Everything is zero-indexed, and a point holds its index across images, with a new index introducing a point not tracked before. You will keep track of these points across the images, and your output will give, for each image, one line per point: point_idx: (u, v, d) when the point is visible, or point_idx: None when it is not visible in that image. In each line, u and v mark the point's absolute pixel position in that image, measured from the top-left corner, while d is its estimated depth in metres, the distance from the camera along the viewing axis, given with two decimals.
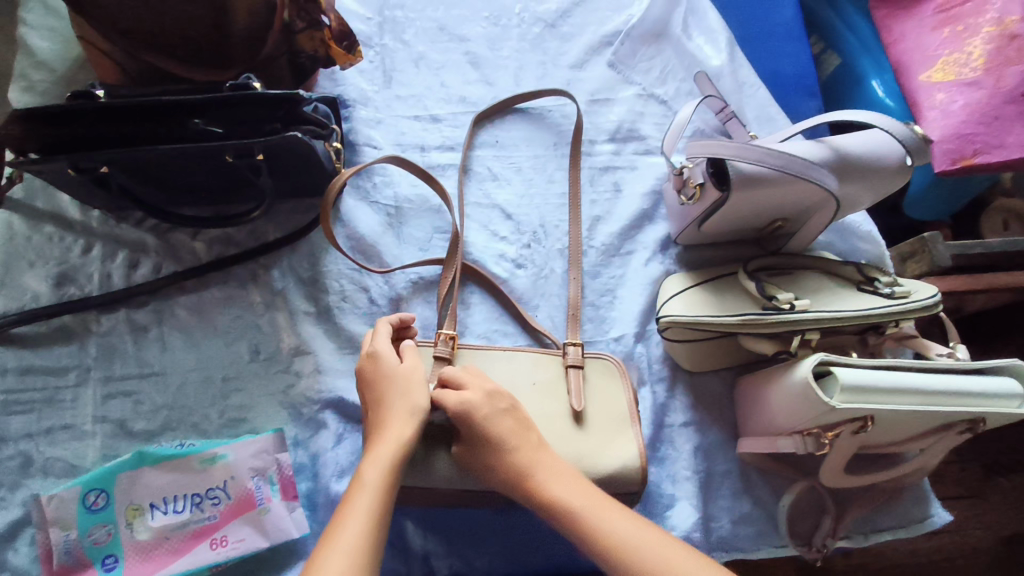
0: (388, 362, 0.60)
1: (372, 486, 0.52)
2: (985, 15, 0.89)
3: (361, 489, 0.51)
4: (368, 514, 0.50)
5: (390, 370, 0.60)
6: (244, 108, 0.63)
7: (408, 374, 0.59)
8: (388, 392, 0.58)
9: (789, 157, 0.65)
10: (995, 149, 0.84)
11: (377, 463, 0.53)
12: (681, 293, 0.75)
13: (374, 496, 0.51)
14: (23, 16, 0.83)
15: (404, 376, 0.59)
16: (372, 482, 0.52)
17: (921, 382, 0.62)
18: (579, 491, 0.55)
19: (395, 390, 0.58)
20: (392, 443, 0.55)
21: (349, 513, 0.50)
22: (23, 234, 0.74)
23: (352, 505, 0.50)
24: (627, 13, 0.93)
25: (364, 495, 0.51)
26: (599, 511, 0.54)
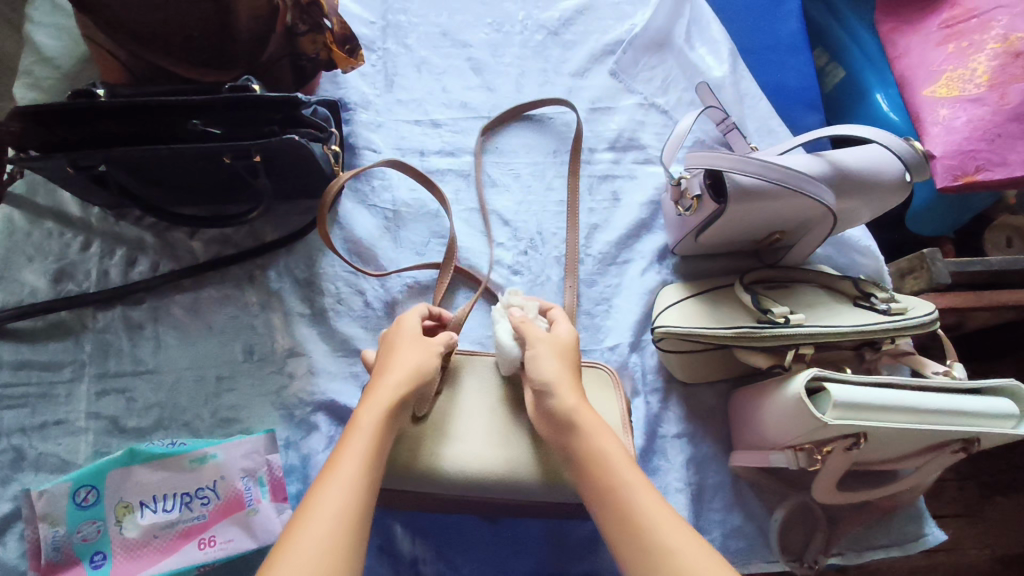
0: (409, 329, 0.61)
1: (370, 428, 0.51)
2: (990, 31, 0.89)
3: (357, 430, 0.51)
4: (364, 452, 0.49)
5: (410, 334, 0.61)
6: (243, 109, 0.63)
7: (424, 341, 0.60)
8: (400, 351, 0.59)
9: (787, 170, 0.65)
10: (997, 165, 0.84)
11: (379, 407, 0.53)
12: (677, 304, 0.75)
13: (369, 437, 0.50)
14: (30, 14, 0.84)
15: (422, 342, 0.60)
16: (368, 423, 0.52)
17: (914, 399, 0.61)
18: (594, 437, 0.53)
19: (409, 346, 0.59)
20: (394, 387, 0.55)
21: (344, 448, 0.49)
22: (23, 230, 0.75)
23: (348, 443, 0.50)
24: (630, 22, 0.93)
25: (359, 435, 0.50)
26: (609, 459, 0.51)
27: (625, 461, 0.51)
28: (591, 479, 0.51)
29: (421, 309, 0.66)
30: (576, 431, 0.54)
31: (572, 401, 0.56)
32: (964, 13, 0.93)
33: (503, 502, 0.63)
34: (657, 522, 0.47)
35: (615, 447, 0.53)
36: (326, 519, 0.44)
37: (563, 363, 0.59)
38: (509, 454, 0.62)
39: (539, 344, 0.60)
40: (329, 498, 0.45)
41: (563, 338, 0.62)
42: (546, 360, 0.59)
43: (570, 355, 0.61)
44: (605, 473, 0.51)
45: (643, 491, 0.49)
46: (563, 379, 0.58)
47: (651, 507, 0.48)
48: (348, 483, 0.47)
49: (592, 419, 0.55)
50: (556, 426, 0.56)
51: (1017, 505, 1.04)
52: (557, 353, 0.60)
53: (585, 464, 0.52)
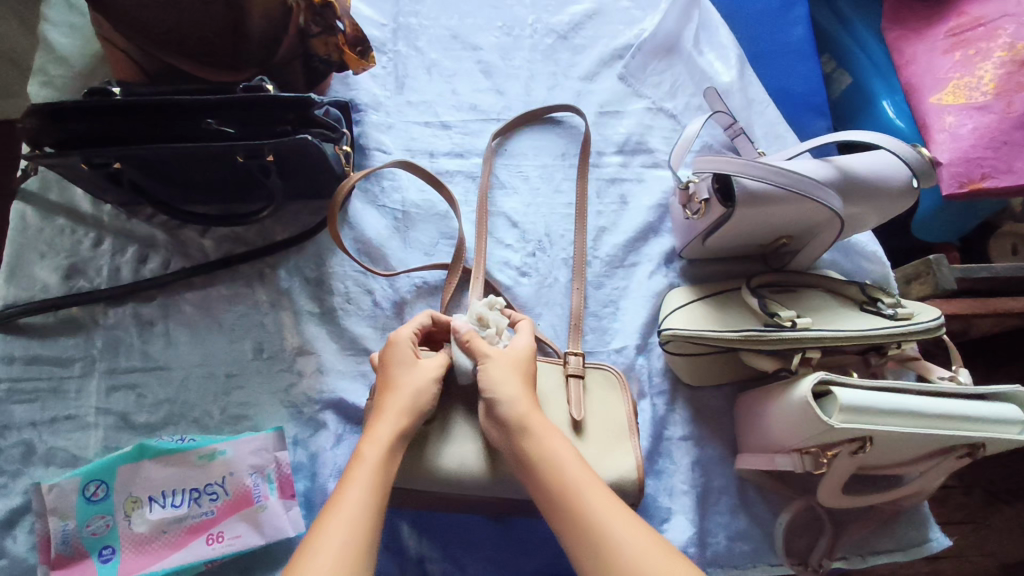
0: (403, 348, 0.61)
1: (372, 461, 0.53)
2: (997, 39, 0.90)
3: (361, 463, 0.53)
4: (368, 487, 0.51)
5: (406, 356, 0.61)
6: (256, 109, 0.63)
7: (424, 362, 0.61)
8: (396, 375, 0.60)
9: (796, 175, 0.65)
10: (1004, 173, 0.85)
11: (376, 441, 0.55)
12: (683, 307, 0.75)
13: (374, 471, 0.52)
14: (44, 12, 0.85)
15: (416, 364, 0.61)
16: (371, 457, 0.53)
17: (922, 404, 0.62)
18: (546, 442, 0.55)
19: (407, 370, 0.60)
20: (395, 419, 0.57)
21: (347, 484, 0.51)
22: (35, 226, 0.75)
23: (351, 477, 0.52)
24: (639, 27, 0.94)
25: (361, 470, 0.52)
26: (559, 462, 0.54)
27: (574, 463, 0.54)
28: (543, 482, 0.54)
29: (423, 315, 0.66)
30: (529, 438, 0.56)
31: (521, 409, 0.58)
32: (970, 22, 0.94)
33: (514, 501, 0.63)
34: (608, 518, 0.50)
35: (564, 449, 0.55)
36: (331, 552, 0.46)
37: (516, 376, 0.60)
38: None
39: (489, 360, 0.61)
40: (333, 531, 0.47)
41: (518, 351, 0.63)
42: (495, 372, 0.60)
43: (524, 367, 0.62)
44: (557, 476, 0.53)
45: (592, 490, 0.52)
46: (522, 399, 0.58)
47: (601, 504, 0.51)
48: (351, 515, 0.48)
49: (545, 425, 0.57)
50: (510, 434, 0.57)
51: (1021, 512, 1.04)
52: (509, 365, 0.61)
53: (537, 470, 0.54)
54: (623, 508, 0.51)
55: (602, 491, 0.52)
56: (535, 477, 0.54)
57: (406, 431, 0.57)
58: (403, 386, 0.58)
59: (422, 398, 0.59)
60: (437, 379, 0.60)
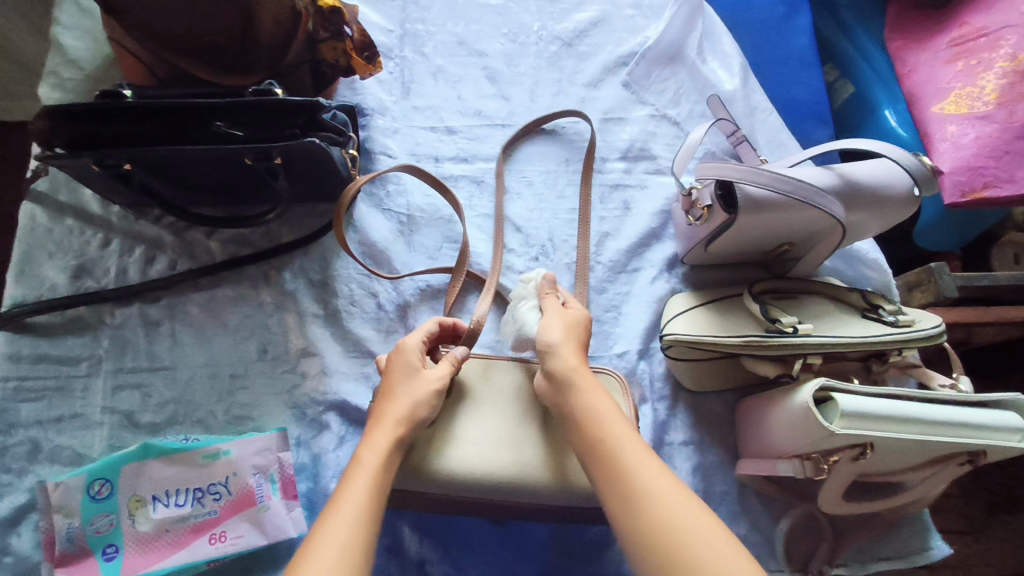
0: (409, 355, 0.62)
1: (372, 464, 0.53)
2: (999, 50, 0.90)
3: (359, 469, 0.53)
4: (368, 486, 0.52)
5: (411, 363, 0.61)
6: (264, 113, 0.64)
7: (425, 371, 0.61)
8: (396, 384, 0.60)
9: (799, 183, 0.66)
10: (1006, 182, 0.85)
11: (375, 446, 0.55)
12: (685, 313, 0.76)
13: (370, 475, 0.53)
14: (57, 16, 0.86)
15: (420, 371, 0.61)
16: (370, 461, 0.54)
17: (922, 411, 0.62)
18: (585, 391, 0.58)
19: (407, 380, 0.60)
20: (393, 428, 0.57)
21: (348, 486, 0.52)
22: (44, 226, 0.76)
23: (351, 480, 0.52)
24: (643, 35, 0.95)
25: (360, 474, 0.53)
26: (596, 411, 0.56)
27: (609, 411, 0.56)
28: (579, 427, 0.56)
29: (432, 323, 0.66)
30: (569, 387, 0.58)
31: (571, 361, 0.60)
32: (972, 32, 0.94)
33: (513, 506, 0.63)
34: (637, 464, 0.52)
35: (601, 398, 0.57)
36: (332, 548, 0.46)
37: (568, 330, 0.63)
38: (521, 456, 0.62)
39: (550, 312, 0.65)
40: (334, 528, 0.48)
41: (575, 314, 0.65)
42: (552, 325, 0.63)
43: (581, 329, 0.64)
44: (593, 423, 0.55)
45: (624, 436, 0.54)
46: (569, 351, 0.61)
47: (630, 448, 0.53)
48: (352, 514, 0.49)
49: (585, 376, 0.59)
50: (555, 383, 0.59)
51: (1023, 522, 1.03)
52: (565, 323, 0.64)
53: (576, 415, 0.57)
54: (650, 454, 0.53)
55: (634, 437, 0.55)
56: (574, 423, 0.57)
57: (408, 434, 0.57)
58: (401, 397, 0.58)
59: (423, 404, 0.59)
60: (438, 390, 0.60)
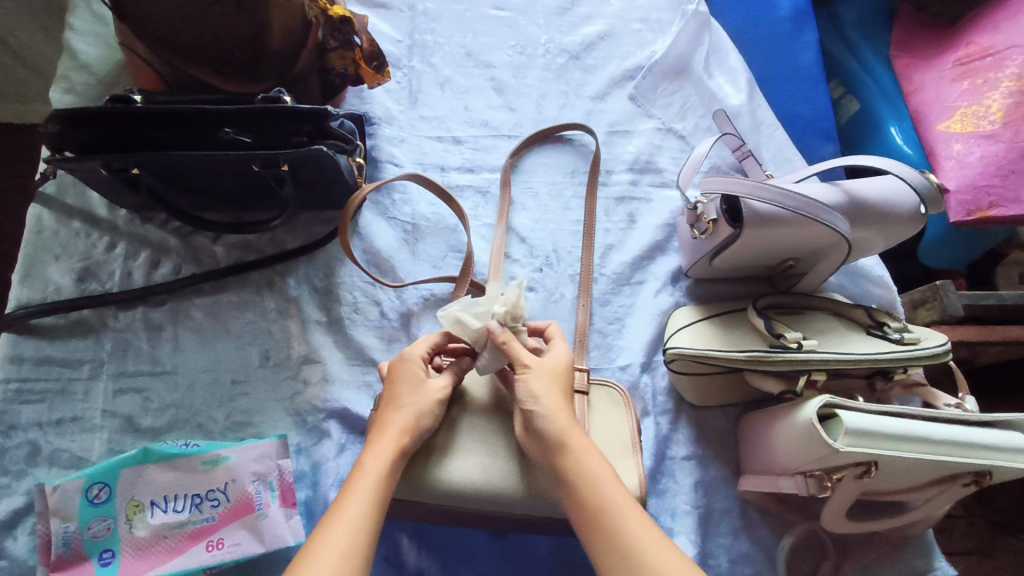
0: (414, 365, 0.61)
1: (373, 474, 0.53)
2: (1005, 69, 0.91)
3: (361, 477, 0.53)
4: (369, 498, 0.51)
5: (418, 375, 0.61)
6: (274, 120, 0.64)
7: (429, 380, 0.61)
8: (400, 391, 0.60)
9: (803, 198, 0.66)
10: (1012, 202, 0.85)
11: (378, 453, 0.55)
12: (688, 326, 0.76)
13: (374, 485, 0.52)
14: (70, 21, 0.86)
15: (425, 382, 0.61)
16: (373, 470, 0.53)
17: (928, 430, 0.62)
18: (580, 458, 0.55)
19: (411, 389, 0.60)
20: (396, 437, 0.56)
21: (348, 494, 0.51)
22: (51, 228, 0.76)
23: (352, 490, 0.52)
24: (650, 49, 0.95)
25: (363, 482, 0.52)
26: (600, 485, 0.53)
27: (612, 482, 0.53)
28: (578, 498, 0.53)
29: (438, 333, 0.65)
30: (568, 455, 0.55)
31: (559, 423, 0.57)
32: (979, 51, 0.95)
33: (511, 518, 0.63)
34: (644, 542, 0.49)
35: (599, 463, 0.55)
36: (332, 557, 0.46)
37: (555, 390, 0.60)
38: (522, 466, 0.62)
39: (530, 370, 0.60)
40: (332, 540, 0.47)
41: (554, 363, 0.62)
42: (536, 386, 0.59)
43: (561, 377, 0.61)
44: (595, 495, 0.52)
45: (629, 511, 0.51)
46: (556, 408, 0.58)
47: (634, 521, 0.50)
48: (350, 528, 0.48)
49: (584, 445, 0.56)
50: (546, 448, 0.57)
51: None
52: (548, 379, 0.60)
53: (576, 485, 0.54)
54: (658, 531, 0.50)
55: (637, 510, 0.52)
56: (571, 491, 0.54)
57: (411, 441, 0.57)
58: (404, 405, 0.58)
59: (426, 412, 0.59)
60: (442, 399, 0.60)
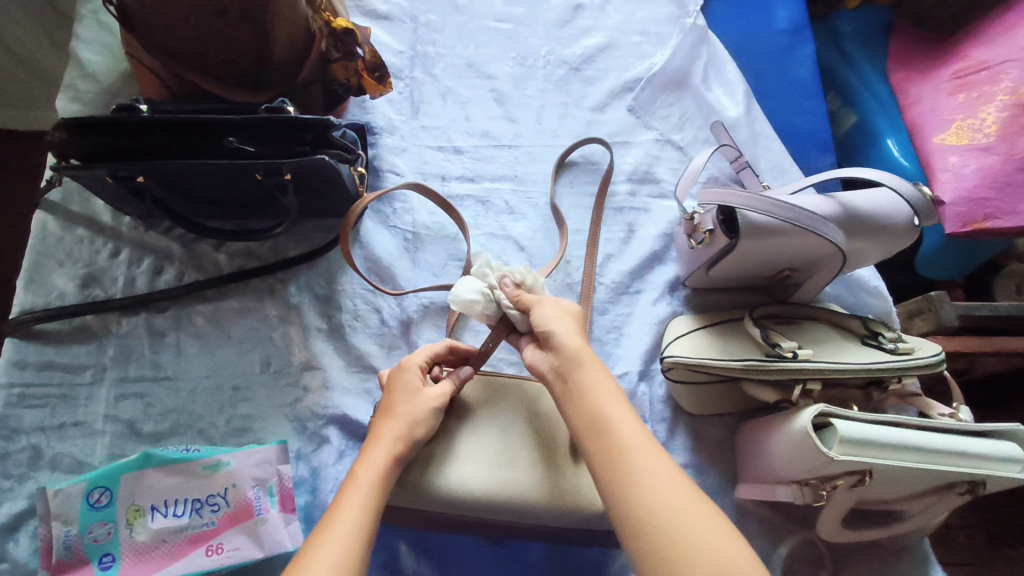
0: (410, 374, 0.62)
1: (367, 484, 0.53)
2: (1000, 83, 0.93)
3: (356, 486, 0.53)
4: (363, 506, 0.52)
5: (413, 384, 0.61)
6: (276, 130, 0.65)
7: (425, 390, 0.61)
8: (396, 400, 0.60)
9: (798, 210, 0.66)
10: (1007, 214, 0.87)
11: (372, 462, 0.55)
12: (687, 335, 0.76)
13: (368, 494, 0.53)
14: (78, 31, 0.88)
15: (421, 391, 0.61)
16: (366, 480, 0.54)
17: (920, 439, 0.62)
18: (591, 375, 0.57)
19: (406, 397, 0.60)
20: (390, 446, 0.57)
21: (342, 504, 0.52)
22: (55, 234, 0.77)
23: (347, 499, 0.52)
24: (649, 61, 0.97)
25: (356, 491, 0.53)
26: (603, 403, 0.55)
27: (614, 397, 0.55)
28: (583, 409, 0.55)
29: (438, 345, 0.66)
30: (578, 371, 0.57)
31: (574, 343, 0.59)
32: (974, 65, 0.97)
33: (508, 527, 0.64)
34: (639, 454, 0.51)
35: (604, 378, 0.57)
36: (325, 567, 0.46)
37: (569, 318, 0.61)
38: (516, 476, 0.63)
39: (541, 302, 0.62)
40: (325, 550, 0.48)
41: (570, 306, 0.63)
42: (552, 311, 0.61)
43: (575, 314, 0.63)
44: (597, 408, 0.54)
45: (630, 424, 0.53)
46: (571, 331, 0.60)
47: (628, 432, 0.53)
48: (344, 535, 0.49)
49: (594, 364, 0.58)
50: (556, 362, 0.58)
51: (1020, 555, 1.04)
52: (563, 309, 0.62)
53: (579, 396, 0.56)
54: (651, 442, 0.53)
55: (636, 426, 0.54)
56: (574, 401, 0.56)
57: (406, 448, 0.58)
58: (399, 413, 0.59)
59: (420, 422, 0.59)
60: (437, 407, 0.61)
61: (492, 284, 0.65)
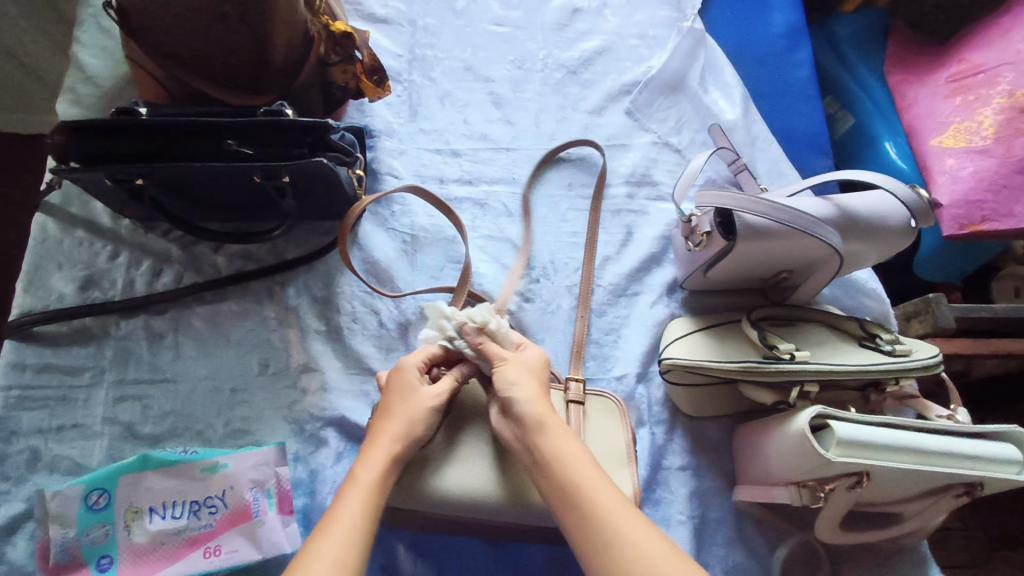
0: (409, 375, 0.62)
1: (367, 484, 0.54)
2: (996, 86, 0.93)
3: (355, 485, 0.53)
4: (362, 506, 0.52)
5: (412, 384, 0.61)
6: (275, 133, 0.65)
7: (423, 389, 0.61)
8: (394, 401, 0.60)
9: (794, 212, 0.67)
10: (1004, 216, 0.88)
11: (371, 463, 0.55)
12: (684, 337, 0.76)
13: (367, 493, 0.53)
14: (77, 35, 0.88)
15: (419, 391, 0.61)
16: (364, 481, 0.54)
17: (917, 440, 0.63)
18: (557, 440, 0.56)
19: (405, 398, 0.60)
20: (388, 447, 0.57)
21: (341, 503, 0.52)
22: (55, 237, 0.77)
23: (346, 499, 0.52)
24: (646, 65, 0.97)
25: (355, 492, 0.53)
26: (572, 467, 0.54)
27: (584, 465, 0.54)
28: (552, 482, 0.54)
29: (433, 345, 0.66)
30: (544, 440, 0.56)
31: (536, 409, 0.58)
32: (971, 68, 0.97)
33: (507, 527, 0.64)
34: (613, 514, 0.50)
35: (571, 446, 0.56)
36: (324, 566, 0.46)
37: (532, 380, 0.61)
38: (515, 476, 0.63)
39: (505, 363, 0.62)
40: (326, 548, 0.48)
41: (532, 360, 0.64)
42: (514, 374, 0.61)
43: (538, 372, 0.63)
44: (565, 476, 0.53)
45: (602, 490, 0.52)
46: (534, 395, 0.59)
47: (600, 494, 0.52)
48: (343, 535, 0.49)
49: (558, 429, 0.57)
50: (522, 433, 0.58)
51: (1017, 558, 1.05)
52: (526, 370, 0.62)
53: (547, 467, 0.55)
54: (623, 501, 0.52)
55: (608, 487, 0.53)
56: (544, 476, 0.55)
57: (406, 448, 0.58)
58: (398, 414, 0.59)
59: (419, 421, 0.59)
60: (436, 407, 0.60)
61: (455, 337, 0.65)
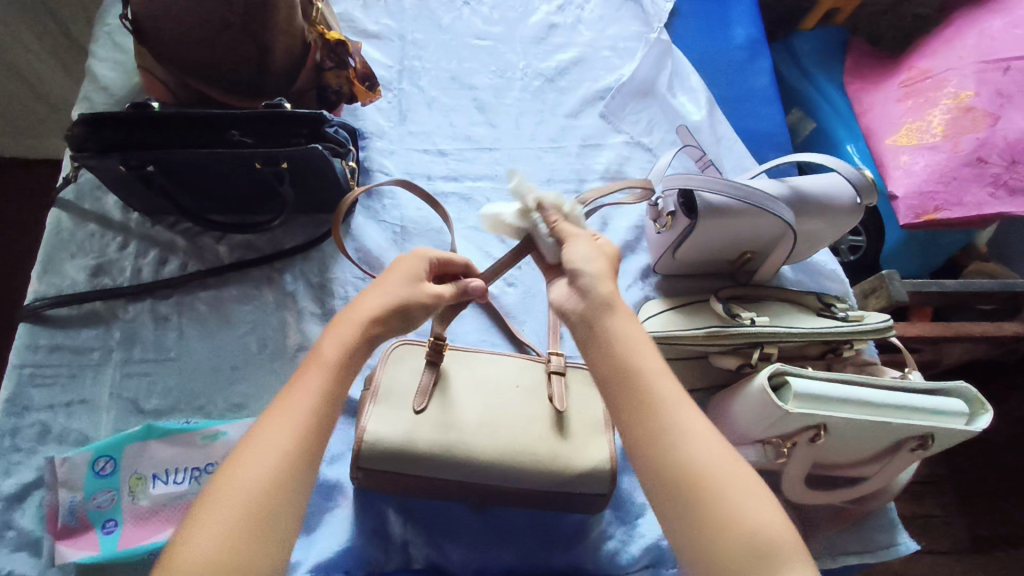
0: (411, 262, 0.58)
1: (331, 363, 0.49)
2: (943, 89, 1.01)
3: (318, 362, 0.49)
4: (320, 387, 0.48)
5: (413, 270, 0.57)
6: (274, 124, 0.72)
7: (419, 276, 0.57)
8: (386, 279, 0.56)
9: (748, 189, 0.73)
10: (955, 206, 0.94)
11: (339, 338, 0.51)
12: (657, 315, 0.82)
13: (328, 372, 0.49)
14: (93, 50, 0.96)
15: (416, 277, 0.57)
16: (331, 358, 0.49)
17: (868, 394, 0.67)
18: (621, 320, 0.52)
19: (399, 281, 0.56)
20: (364, 325, 0.52)
21: (298, 383, 0.48)
22: (68, 229, 0.83)
23: (305, 377, 0.48)
24: (618, 73, 1.05)
25: (316, 371, 0.49)
26: (634, 346, 0.50)
27: (647, 349, 0.51)
28: (609, 360, 0.50)
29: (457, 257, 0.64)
30: (604, 314, 0.52)
31: (607, 287, 0.54)
32: (921, 74, 1.06)
33: (489, 491, 0.68)
34: (671, 402, 0.47)
35: (637, 331, 0.52)
36: (269, 451, 0.44)
37: (603, 259, 0.57)
38: (496, 440, 0.67)
39: (581, 239, 0.58)
40: (275, 433, 0.45)
41: (608, 247, 0.59)
42: (587, 248, 0.57)
43: (612, 259, 0.58)
44: (625, 354, 0.50)
45: (665, 383, 0.48)
46: (604, 271, 0.55)
47: (661, 381, 0.49)
48: (296, 417, 0.46)
49: (622, 308, 0.53)
50: (583, 306, 0.53)
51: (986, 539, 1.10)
52: (599, 249, 0.58)
53: (606, 344, 0.51)
54: (682, 389, 0.49)
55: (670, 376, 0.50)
56: (601, 351, 0.51)
57: (385, 325, 0.54)
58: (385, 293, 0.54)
59: (403, 302, 0.55)
60: (426, 301, 0.57)
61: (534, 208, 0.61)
